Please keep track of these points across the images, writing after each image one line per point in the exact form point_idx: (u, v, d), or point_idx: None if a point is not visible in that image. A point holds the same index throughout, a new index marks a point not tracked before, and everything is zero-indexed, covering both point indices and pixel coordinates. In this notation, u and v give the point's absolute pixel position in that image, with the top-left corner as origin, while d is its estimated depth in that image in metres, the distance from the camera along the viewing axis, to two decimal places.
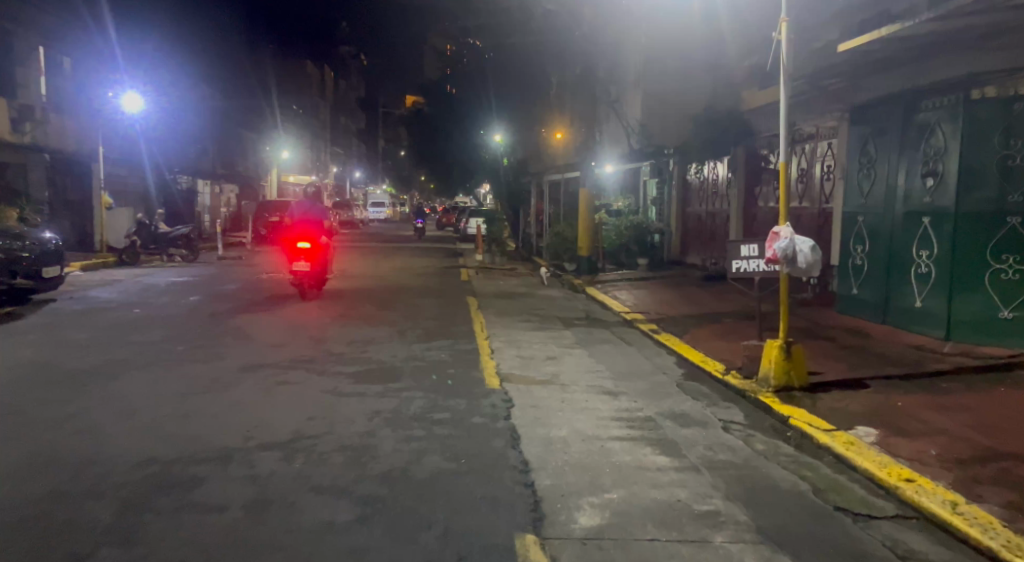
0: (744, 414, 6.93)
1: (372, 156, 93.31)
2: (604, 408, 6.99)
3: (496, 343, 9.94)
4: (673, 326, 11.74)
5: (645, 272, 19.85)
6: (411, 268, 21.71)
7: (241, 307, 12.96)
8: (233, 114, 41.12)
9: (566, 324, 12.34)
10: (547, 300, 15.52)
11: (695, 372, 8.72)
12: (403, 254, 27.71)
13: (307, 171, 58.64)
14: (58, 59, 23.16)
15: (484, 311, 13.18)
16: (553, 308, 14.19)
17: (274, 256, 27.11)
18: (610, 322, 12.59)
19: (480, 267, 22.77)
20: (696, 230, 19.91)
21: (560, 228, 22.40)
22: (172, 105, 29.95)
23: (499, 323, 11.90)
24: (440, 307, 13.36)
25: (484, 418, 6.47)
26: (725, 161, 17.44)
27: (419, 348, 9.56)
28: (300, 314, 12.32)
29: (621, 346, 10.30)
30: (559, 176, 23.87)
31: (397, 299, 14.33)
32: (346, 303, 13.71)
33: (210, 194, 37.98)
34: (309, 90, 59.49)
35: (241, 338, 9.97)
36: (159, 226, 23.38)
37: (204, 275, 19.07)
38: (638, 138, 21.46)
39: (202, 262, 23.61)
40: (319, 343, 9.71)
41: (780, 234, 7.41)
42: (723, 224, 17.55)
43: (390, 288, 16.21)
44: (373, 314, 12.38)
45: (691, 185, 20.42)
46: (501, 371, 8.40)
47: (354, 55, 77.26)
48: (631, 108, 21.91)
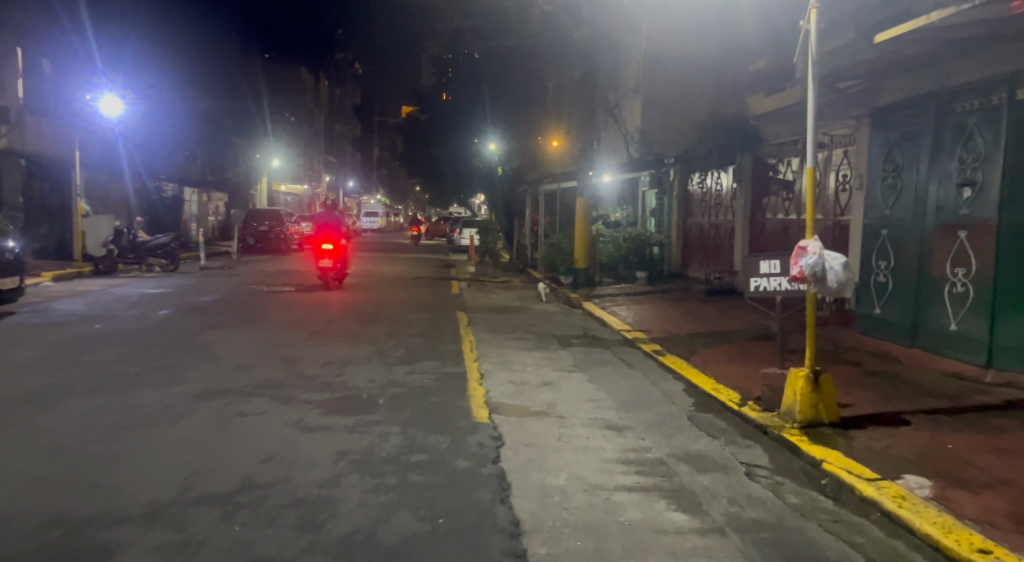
0: (768, 456, 6.02)
1: (367, 165, 92.55)
2: (607, 448, 6.08)
3: (486, 366, 9.04)
4: (678, 346, 10.87)
5: (645, 286, 19.00)
6: (400, 280, 20.85)
7: (212, 322, 12.08)
8: (222, 121, 40.27)
9: (561, 342, 11.49)
10: (541, 315, 14.65)
11: (706, 401, 7.83)
12: (393, 264, 26.83)
13: (300, 179, 57.78)
14: (35, 60, 22.30)
15: (474, 327, 12.29)
16: (548, 324, 13.32)
17: (260, 266, 26.23)
18: (609, 341, 11.73)
19: (473, 279, 21.91)
20: (698, 242, 19.08)
21: (557, 239, 21.58)
22: (156, 110, 29.10)
23: (490, 341, 11.02)
24: (427, 323, 12.47)
25: (468, 461, 5.55)
26: (730, 171, 16.64)
27: (401, 370, 8.67)
28: (276, 329, 11.44)
29: (622, 368, 9.42)
30: (555, 185, 23.05)
31: (381, 313, 13.45)
32: (327, 317, 12.83)
33: (197, 202, 37.08)
34: (302, 97, 58.70)
35: (204, 357, 9.08)
36: (139, 235, 22.44)
37: (182, 286, 18.19)
38: (637, 146, 20.65)
39: (182, 272, 22.70)
40: (291, 364, 8.81)
41: (808, 249, 6.49)
42: (728, 237, 16.72)
43: (376, 301, 15.35)
44: (353, 330, 11.49)
45: (693, 196, 19.61)
46: (490, 400, 7.49)
47: (349, 62, 76.58)
48: (630, 115, 21.10)
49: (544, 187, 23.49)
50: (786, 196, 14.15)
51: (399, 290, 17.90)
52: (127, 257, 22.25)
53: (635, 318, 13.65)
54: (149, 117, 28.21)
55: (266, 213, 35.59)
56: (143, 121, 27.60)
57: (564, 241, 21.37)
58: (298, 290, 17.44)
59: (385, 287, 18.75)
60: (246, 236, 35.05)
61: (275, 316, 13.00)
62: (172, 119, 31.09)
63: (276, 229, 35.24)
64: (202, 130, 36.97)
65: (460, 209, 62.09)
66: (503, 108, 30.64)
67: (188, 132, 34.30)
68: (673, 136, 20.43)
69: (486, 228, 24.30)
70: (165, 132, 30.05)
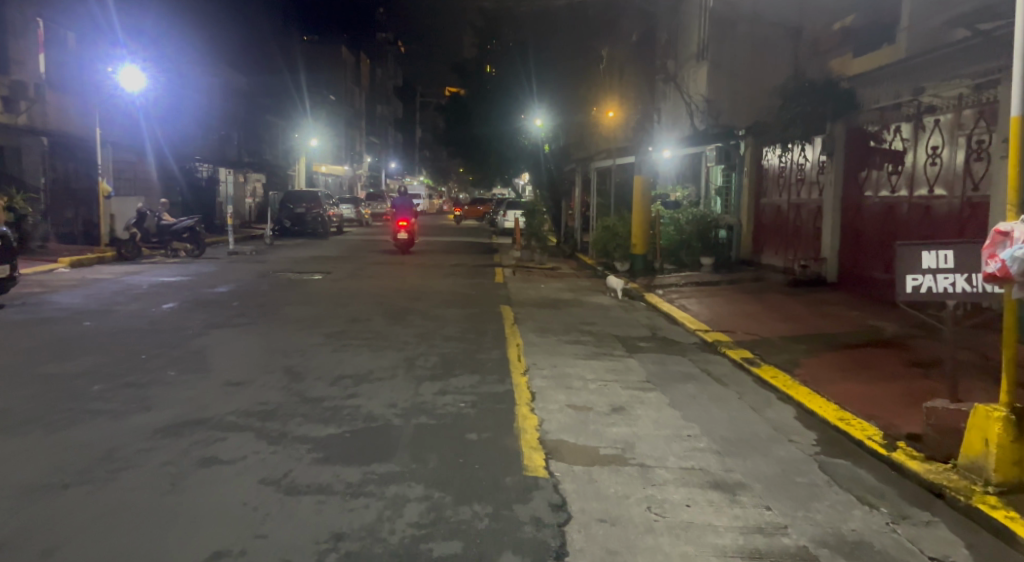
0: (965, 545, 4.08)
1: (409, 147, 91.13)
2: (722, 528, 4.17)
3: (539, 384, 7.17)
4: (772, 353, 8.86)
5: (712, 275, 16.93)
6: (440, 267, 19.10)
7: (219, 318, 10.39)
8: (257, 101, 38.94)
9: (627, 346, 9.56)
10: (598, 310, 12.73)
11: (834, 440, 5.86)
12: (433, 249, 25.08)
13: (340, 160, 56.47)
14: (58, 33, 20.92)
15: (522, 327, 10.44)
16: (609, 323, 11.40)
17: (292, 251, 24.72)
18: (685, 345, 9.76)
19: (519, 266, 20.06)
20: (775, 225, 16.91)
21: (611, 221, 19.57)
22: (186, 87, 27.98)
23: (541, 346, 9.14)
24: (467, 321, 10.65)
25: (519, 558, 3.71)
26: (817, 143, 14.58)
27: (431, 390, 6.84)
28: (289, 329, 9.70)
29: (709, 386, 7.49)
30: (609, 162, 21.08)
31: (413, 308, 11.69)
32: (352, 313, 11.09)
33: (233, 183, 35.80)
34: (343, 77, 57.28)
35: (191, 370, 7.35)
36: (164, 218, 20.96)
37: (203, 273, 16.65)
38: (703, 117, 18.63)
39: (207, 258, 21.12)
40: (293, 380, 7.03)
41: (1012, 235, 4.48)
42: (815, 217, 14.62)
43: (409, 293, 13.57)
44: (380, 331, 9.69)
45: (769, 171, 17.49)
46: (547, 438, 5.64)
47: (392, 42, 74.91)
48: (694, 84, 19.03)
49: (595, 166, 21.51)
50: (892, 169, 11.94)
51: (437, 279, 16.11)
52: (151, 241, 20.73)
53: (710, 315, 11.67)
54: (178, 95, 27.12)
55: (303, 195, 34.13)
56: (172, 99, 26.43)
57: (620, 223, 19.36)
58: (327, 280, 15.76)
59: (423, 276, 16.99)
60: (283, 218, 33.62)
61: (294, 310, 11.28)
62: (203, 97, 30.00)
63: (313, 212, 33.81)
64: (236, 109, 35.71)
65: (503, 192, 60.42)
66: (551, 82, 28.67)
67: (221, 111, 33.06)
68: (743, 107, 18.52)
69: (532, 210, 22.40)
70: (196, 111, 28.96)
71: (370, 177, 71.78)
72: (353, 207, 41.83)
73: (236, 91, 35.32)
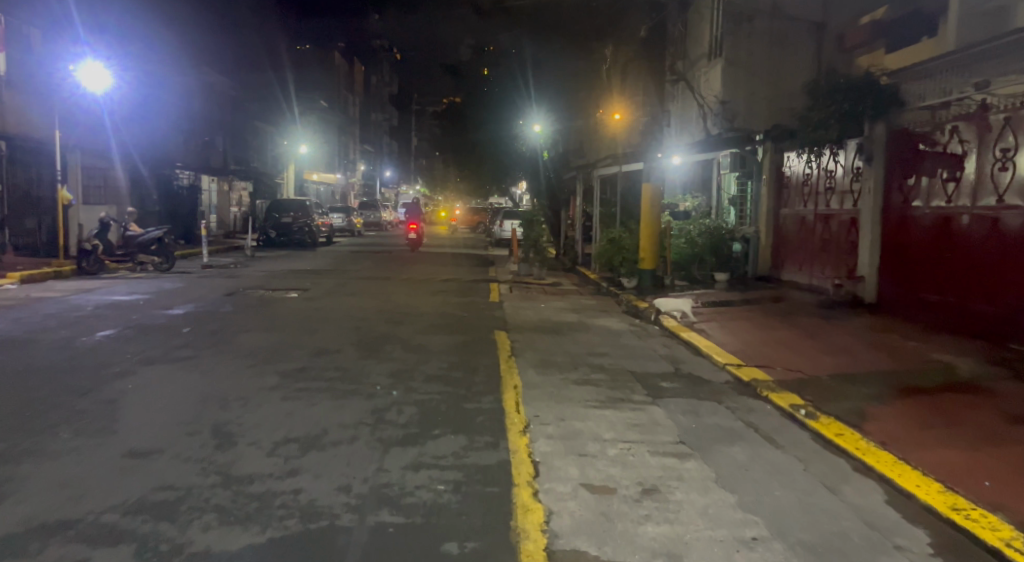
0: None
1: (405, 155, 89.57)
2: None
3: (544, 452, 5.53)
4: (826, 397, 7.24)
5: (731, 293, 15.35)
6: (429, 283, 17.47)
7: (158, 350, 8.75)
8: (242, 105, 37.32)
9: (646, 387, 7.93)
10: (608, 336, 11.09)
11: (954, 547, 4.23)
12: (424, 262, 23.46)
13: (331, 168, 54.89)
14: (19, 29, 19.01)
15: (519, 360, 8.80)
16: (621, 353, 9.73)
17: (272, 263, 23.05)
18: (717, 385, 8.08)
19: (516, 282, 18.46)
20: (800, 238, 15.31)
21: (617, 233, 17.97)
22: (158, 89, 26.34)
23: (544, 389, 7.47)
24: (454, 353, 8.99)
25: None
26: (850, 147, 13.05)
27: (399, 464, 5.17)
28: (237, 366, 8.04)
29: (762, 450, 5.81)
30: (613, 169, 19.54)
31: (391, 336, 10.05)
32: (318, 343, 9.42)
33: (216, 191, 34.18)
34: (336, 83, 55.74)
35: (91, 432, 5.70)
36: (131, 228, 19.26)
37: (165, 291, 15.00)
38: (718, 120, 17.11)
39: (178, 273, 19.40)
40: (218, 448, 5.38)
41: None
42: (848, 230, 13.07)
43: (392, 316, 11.92)
44: (349, 368, 8.03)
45: (791, 180, 15.96)
46: (558, 548, 4.02)
47: (388, 48, 73.29)
48: (708, 84, 17.51)
49: (596, 174, 19.89)
50: (947, 176, 10.37)
51: (425, 298, 14.45)
52: (114, 254, 19.00)
53: (739, 345, 10.03)
54: (149, 96, 25.51)
55: (290, 204, 32.50)
56: (141, 102, 24.79)
57: (627, 235, 17.71)
58: (301, 298, 14.11)
59: (410, 293, 15.35)
60: (267, 228, 31.96)
61: (251, 339, 9.61)
62: (178, 100, 28.41)
63: (300, 222, 32.17)
64: (219, 114, 34.09)
65: (500, 200, 58.90)
66: (549, 86, 27.11)
67: (201, 116, 31.45)
68: (762, 109, 16.97)
69: (531, 220, 20.74)
70: (169, 114, 27.31)
71: (364, 185, 70.11)
72: (343, 216, 40.18)
73: (219, 96, 33.72)
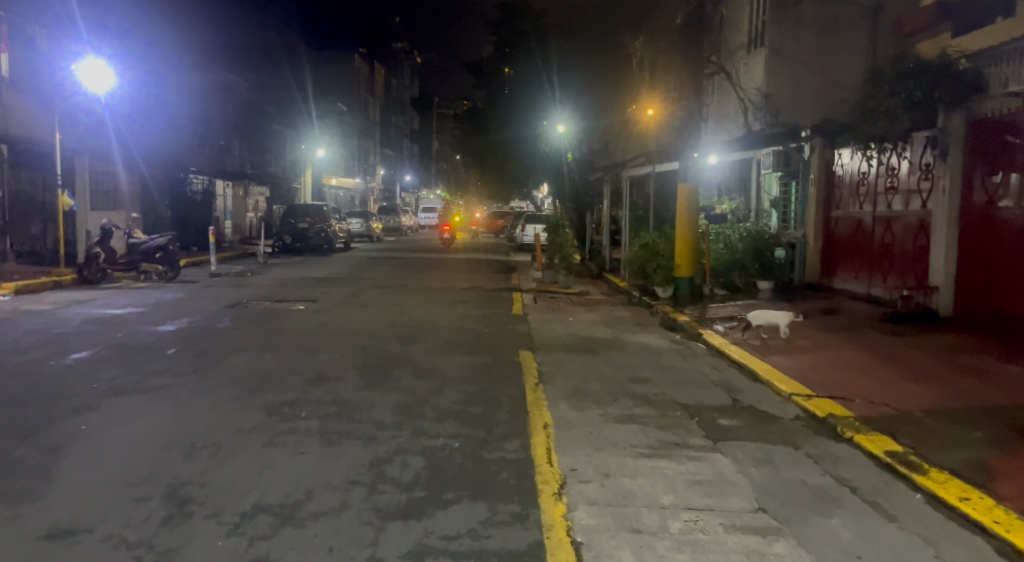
0: None
1: (426, 159, 88.69)
2: None
3: (589, 530, 4.28)
4: (927, 441, 5.94)
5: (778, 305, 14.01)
6: (449, 293, 16.25)
7: (131, 377, 7.56)
8: (259, 108, 36.48)
9: (703, 425, 6.63)
10: (648, 356, 9.80)
11: None
12: (443, 269, 22.24)
13: (351, 172, 53.93)
14: (24, 28, 17.72)
15: (549, 390, 7.55)
16: (667, 378, 8.44)
17: (286, 271, 21.91)
18: (787, 422, 6.76)
19: (540, 291, 17.21)
20: (855, 244, 13.93)
21: (649, 237, 16.65)
22: (168, 90, 25.36)
23: (580, 430, 6.20)
24: (473, 380, 7.74)
25: None
26: (916, 142, 11.70)
27: (397, 551, 3.92)
28: (218, 399, 6.84)
29: (869, 523, 4.51)
30: (645, 169, 18.29)
31: (401, 357, 8.86)
32: (318, 367, 8.21)
33: (232, 196, 33.23)
34: (357, 86, 54.80)
35: (12, 497, 4.50)
36: (134, 235, 18.14)
37: (164, 302, 13.88)
38: (761, 115, 15.80)
39: (184, 282, 18.21)
40: (164, 524, 4.15)
41: None
42: (914, 235, 11.72)
43: (405, 332, 10.70)
44: (349, 401, 6.81)
45: (844, 179, 14.61)
46: None
47: (409, 51, 72.41)
48: (749, 76, 16.22)
49: (626, 174, 18.62)
50: None
51: (442, 311, 13.22)
52: (118, 263, 17.77)
53: (802, 369, 8.69)
54: (157, 97, 24.38)
55: (307, 209, 31.45)
56: (151, 103, 23.80)
57: (661, 240, 16.34)
58: (308, 311, 12.91)
59: (426, 304, 14.12)
60: (283, 234, 30.91)
61: (242, 361, 8.41)
62: (189, 102, 27.49)
63: (317, 227, 31.11)
64: (234, 117, 33.24)
65: (521, 204, 57.74)
66: (574, 81, 26.22)
67: (214, 120, 30.53)
68: (809, 102, 15.66)
69: (556, 224, 19.47)
70: (179, 116, 26.30)
71: (384, 189, 69.11)
72: (362, 221, 39.13)
73: (235, 98, 32.86)
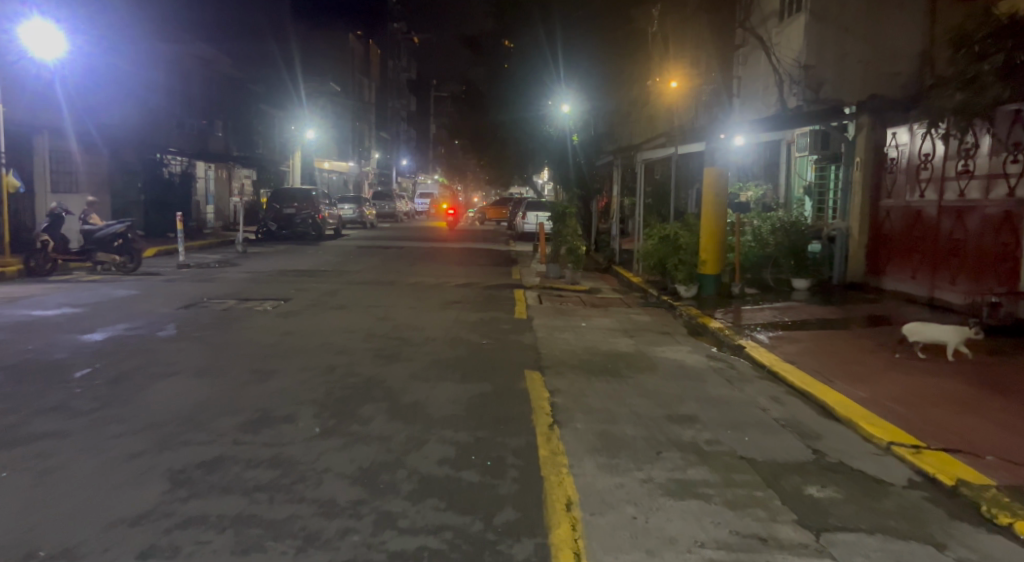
0: None
1: (423, 143, 86.43)
2: None
3: None
4: None
5: (820, 308, 12.18)
6: (443, 290, 14.38)
7: (6, 418, 5.62)
8: (243, 86, 34.41)
9: (788, 497, 4.74)
10: (684, 378, 7.93)
11: None
12: (436, 261, 20.27)
13: (344, 156, 51.83)
14: None
15: (567, 439, 5.67)
16: (717, 416, 6.52)
17: (264, 261, 19.92)
18: (902, 494, 4.86)
19: (545, 287, 15.35)
20: (912, 238, 12.05)
21: (667, 228, 14.70)
22: (131, 62, 23.14)
23: (620, 517, 4.31)
24: (466, 423, 5.84)
25: None
26: (1002, 120, 9.87)
27: None
28: (110, 456, 4.93)
29: None
30: (660, 152, 16.42)
31: (376, 385, 6.93)
32: (265, 400, 6.29)
33: (214, 179, 31.23)
34: (351, 66, 52.61)
35: None
36: (89, 221, 16.01)
37: (108, 300, 11.88)
38: (799, 90, 13.92)
39: (144, 274, 16.11)
40: None
41: None
42: (996, 229, 10.00)
43: (386, 344, 8.80)
44: (294, 462, 4.89)
45: (897, 164, 12.71)
46: None
47: (406, 31, 70.01)
48: (785, 44, 14.31)
49: (639, 159, 16.66)
50: None
51: (433, 315, 11.27)
52: (69, 252, 15.69)
53: (887, 400, 6.84)
54: (123, 69, 22.44)
55: (294, 193, 29.40)
56: (113, 75, 21.61)
57: (683, 232, 14.32)
58: (275, 313, 10.97)
59: (415, 305, 12.21)
60: (268, 219, 28.85)
61: (168, 391, 6.48)
62: (159, 75, 25.34)
63: (304, 213, 29.11)
64: (216, 96, 31.20)
65: (520, 191, 55.74)
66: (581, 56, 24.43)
67: (192, 97, 28.54)
68: (855, 74, 13.74)
69: (561, 212, 17.49)
70: (148, 91, 24.36)
71: (379, 174, 66.96)
72: (354, 207, 37.12)
73: (216, 75, 30.91)
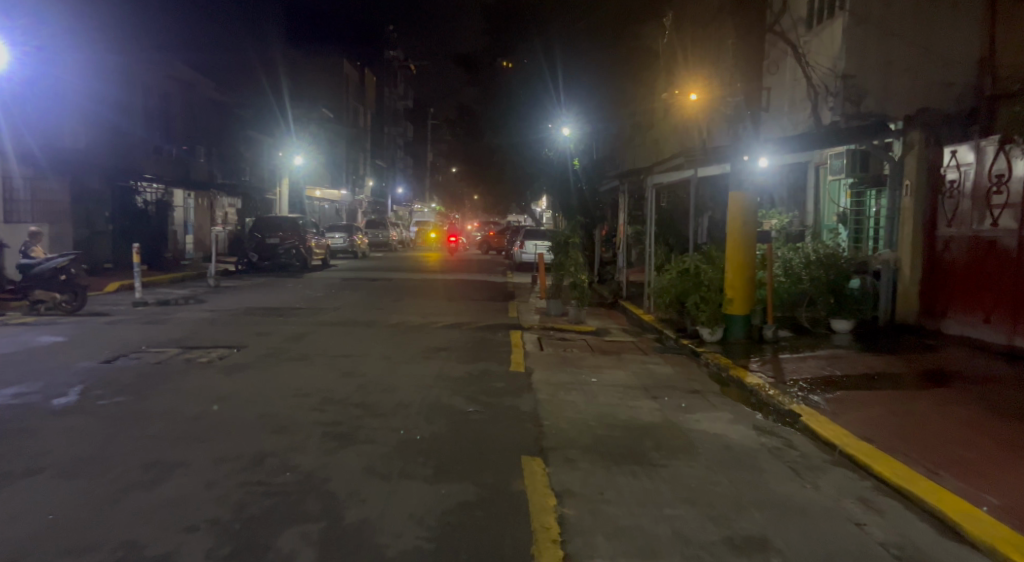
0: None
1: (419, 171, 84.93)
2: None
3: None
4: None
5: (875, 356, 10.28)
6: (429, 332, 12.46)
7: None
8: (228, 111, 32.79)
9: None
10: (732, 465, 5.97)
11: None
12: (426, 296, 18.36)
13: (336, 184, 50.18)
14: None
15: None
16: (798, 539, 4.54)
17: (234, 297, 17.99)
18: None
19: (545, 328, 13.45)
20: (987, 275, 10.26)
21: (682, 259, 12.83)
22: (87, 80, 21.43)
23: None
24: None
25: None
26: None
27: None
28: None
29: None
30: (676, 174, 14.63)
31: (310, 492, 4.93)
32: (141, 524, 4.34)
33: (194, 207, 29.45)
34: (344, 92, 51.23)
35: None
36: (29, 253, 14.16)
37: (23, 351, 9.93)
38: (837, 102, 12.15)
39: (89, 315, 14.16)
40: None
41: None
42: None
43: (343, 417, 6.85)
44: None
45: (959, 187, 10.87)
46: None
47: (403, 59, 68.94)
48: (821, 50, 12.61)
49: (649, 183, 14.87)
50: None
51: (411, 369, 9.28)
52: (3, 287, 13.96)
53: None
54: (82, 91, 20.92)
55: (279, 222, 27.49)
56: (60, 90, 19.84)
57: (705, 265, 12.35)
58: (220, 368, 9.03)
59: (392, 355, 10.25)
60: (248, 249, 26.90)
61: (6, 509, 4.52)
62: (127, 95, 23.59)
63: (288, 243, 27.20)
64: (198, 119, 29.54)
65: (518, 218, 53.99)
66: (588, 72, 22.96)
67: (171, 122, 26.97)
68: (902, 84, 11.88)
69: (563, 242, 15.64)
70: (114, 118, 22.83)
71: (375, 203, 65.27)
72: (345, 236, 35.30)
73: (198, 99, 29.36)
